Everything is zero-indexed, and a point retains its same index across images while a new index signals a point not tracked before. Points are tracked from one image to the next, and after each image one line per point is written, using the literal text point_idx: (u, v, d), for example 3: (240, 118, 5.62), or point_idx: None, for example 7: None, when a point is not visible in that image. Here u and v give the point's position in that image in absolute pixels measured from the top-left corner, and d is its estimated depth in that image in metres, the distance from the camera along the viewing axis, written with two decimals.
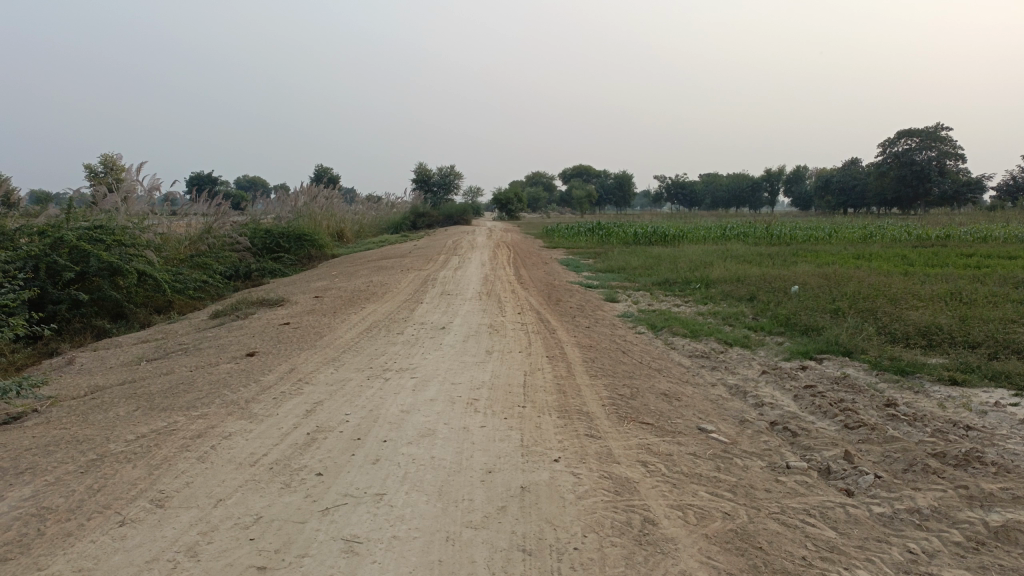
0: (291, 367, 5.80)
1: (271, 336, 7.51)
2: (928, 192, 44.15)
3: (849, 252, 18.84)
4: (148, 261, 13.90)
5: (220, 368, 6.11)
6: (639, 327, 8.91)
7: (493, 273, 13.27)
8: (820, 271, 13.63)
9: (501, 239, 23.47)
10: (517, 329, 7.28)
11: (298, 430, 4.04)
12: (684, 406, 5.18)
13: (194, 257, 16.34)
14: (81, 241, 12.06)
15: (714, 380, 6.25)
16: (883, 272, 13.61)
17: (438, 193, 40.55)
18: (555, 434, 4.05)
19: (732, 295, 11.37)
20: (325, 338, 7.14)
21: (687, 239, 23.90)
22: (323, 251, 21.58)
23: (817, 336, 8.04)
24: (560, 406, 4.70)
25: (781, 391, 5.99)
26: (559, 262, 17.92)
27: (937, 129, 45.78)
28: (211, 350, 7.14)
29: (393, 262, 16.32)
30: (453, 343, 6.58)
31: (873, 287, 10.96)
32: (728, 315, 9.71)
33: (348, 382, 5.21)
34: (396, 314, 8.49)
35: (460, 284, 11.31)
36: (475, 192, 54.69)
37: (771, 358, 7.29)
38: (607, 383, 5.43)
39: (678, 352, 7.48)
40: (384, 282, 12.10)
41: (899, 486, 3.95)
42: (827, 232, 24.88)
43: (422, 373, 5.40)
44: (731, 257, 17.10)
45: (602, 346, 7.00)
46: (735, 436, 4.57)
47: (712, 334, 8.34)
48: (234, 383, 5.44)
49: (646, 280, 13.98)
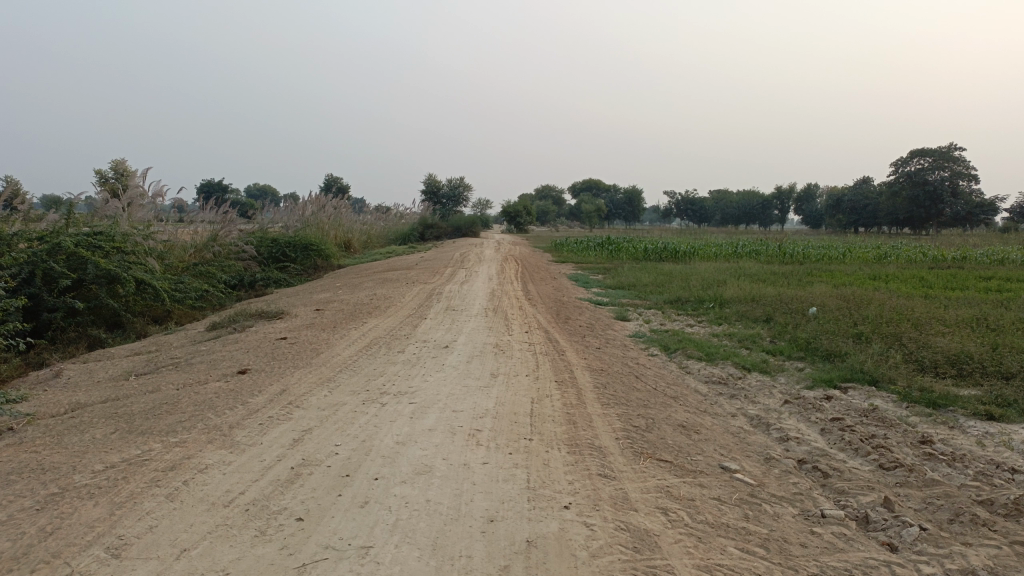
0: (282, 388, 5.43)
1: (266, 352, 7.14)
2: (941, 212, 43.66)
3: (865, 273, 18.40)
4: (149, 269, 13.60)
5: (208, 387, 5.75)
6: (651, 349, 8.53)
7: (501, 288, 12.91)
8: (838, 292, 13.23)
9: (509, 252, 23.12)
10: (524, 350, 6.90)
11: (281, 463, 3.67)
12: (704, 440, 4.78)
13: (196, 265, 16.03)
14: (79, 248, 11.77)
15: (734, 410, 5.85)
16: (903, 295, 13.18)
17: (447, 204, 40.38)
18: (565, 473, 3.66)
19: (748, 315, 10.98)
20: (322, 356, 6.77)
21: (698, 255, 23.51)
22: (328, 261, 21.28)
23: (840, 362, 7.64)
24: (569, 439, 4.31)
25: (807, 424, 5.59)
26: (567, 277, 17.58)
27: (951, 149, 45.34)
28: (202, 366, 6.78)
29: (399, 275, 15.98)
30: (457, 364, 6.21)
31: (895, 310, 10.55)
32: (744, 337, 9.31)
33: (342, 406, 4.84)
34: (397, 330, 8.13)
35: (466, 299, 10.95)
36: (484, 204, 54.46)
37: (792, 386, 6.89)
38: (620, 412, 5.03)
39: (694, 377, 7.10)
40: (389, 296, 11.75)
41: (948, 541, 3.53)
42: (840, 251, 24.43)
43: (422, 398, 5.02)
44: (745, 275, 16.71)
45: (614, 369, 6.62)
46: (761, 477, 4.17)
47: (729, 358, 7.94)
48: (220, 404, 5.08)
49: (657, 298, 13.58)
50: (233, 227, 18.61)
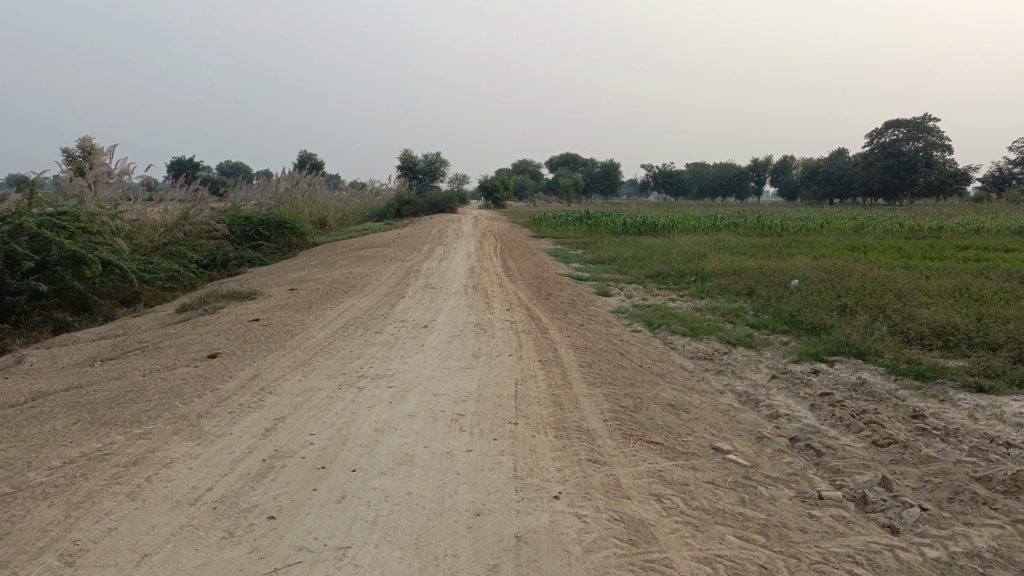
0: (254, 373, 5.19)
1: (238, 334, 6.88)
2: (915, 183, 43.94)
3: (844, 244, 18.38)
4: (116, 250, 13.19)
5: (177, 373, 5.49)
6: (634, 324, 8.37)
7: (480, 264, 12.69)
8: (819, 263, 13.17)
9: (486, 228, 22.84)
10: (506, 329, 6.70)
11: (252, 455, 3.46)
12: (694, 420, 4.63)
13: (166, 245, 15.60)
14: (42, 229, 11.36)
15: (722, 387, 5.71)
16: (883, 265, 13.15)
17: (424, 180, 39.90)
18: (553, 459, 3.48)
19: (730, 288, 10.87)
20: (296, 338, 6.53)
21: (677, 229, 23.40)
22: (303, 239, 20.88)
23: (826, 335, 7.53)
24: (556, 422, 4.13)
25: (796, 400, 5.47)
26: (547, 252, 17.40)
27: (925, 120, 45.56)
28: (171, 351, 6.51)
29: (376, 252, 15.69)
30: (436, 345, 6.00)
31: (877, 281, 10.48)
32: (728, 311, 9.19)
33: (317, 392, 4.62)
34: (375, 310, 7.89)
35: (445, 276, 10.72)
36: (462, 180, 54.02)
37: (779, 360, 6.77)
38: (607, 392, 4.86)
39: (679, 353, 6.95)
40: (365, 274, 11.48)
41: (950, 522, 3.41)
42: (818, 223, 24.44)
43: (401, 381, 4.81)
44: (725, 248, 16.61)
45: (598, 347, 6.45)
46: (755, 458, 4.03)
47: (713, 333, 7.81)
48: (189, 391, 4.84)
49: (638, 272, 13.43)
50: (204, 205, 18.15)
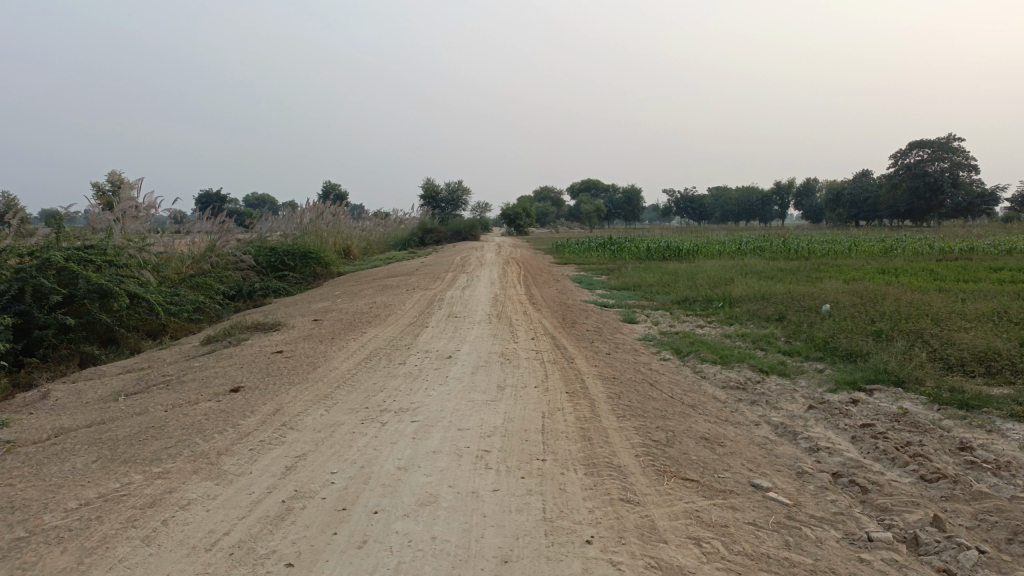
0: (276, 407, 5.10)
1: (260, 367, 6.80)
2: (942, 204, 43.35)
3: (873, 267, 18.06)
4: (143, 282, 13.28)
5: (198, 408, 5.41)
6: (663, 352, 8.19)
7: (504, 292, 12.59)
8: (849, 287, 12.90)
9: (510, 255, 22.78)
10: (532, 359, 6.56)
11: (271, 496, 3.34)
12: (729, 454, 4.44)
13: (192, 277, 15.71)
14: (70, 263, 11.46)
15: (757, 418, 5.51)
16: (916, 288, 12.85)
17: (447, 209, 40.09)
18: (584, 499, 3.32)
19: (759, 314, 10.66)
20: (319, 370, 6.43)
21: (701, 253, 23.19)
22: (328, 269, 20.95)
23: (862, 362, 7.30)
24: (586, 458, 3.97)
25: (836, 432, 5.27)
26: (571, 279, 17.27)
27: (951, 140, 45.06)
28: (193, 384, 6.45)
29: (400, 281, 15.68)
30: (461, 376, 5.87)
31: (911, 305, 10.21)
32: (758, 338, 8.98)
33: (339, 427, 4.50)
34: (398, 341, 7.79)
35: (469, 305, 10.62)
36: (484, 208, 54.19)
37: (815, 389, 6.56)
38: (638, 425, 4.69)
39: (710, 382, 6.76)
40: (389, 303, 11.42)
41: (1010, 565, 3.19)
42: (846, 245, 24.08)
43: (425, 415, 4.69)
44: (752, 272, 16.38)
45: (627, 377, 6.29)
46: (797, 496, 3.84)
47: (745, 360, 7.61)
48: (209, 427, 4.75)
49: (664, 298, 13.24)
50: (230, 236, 18.29)
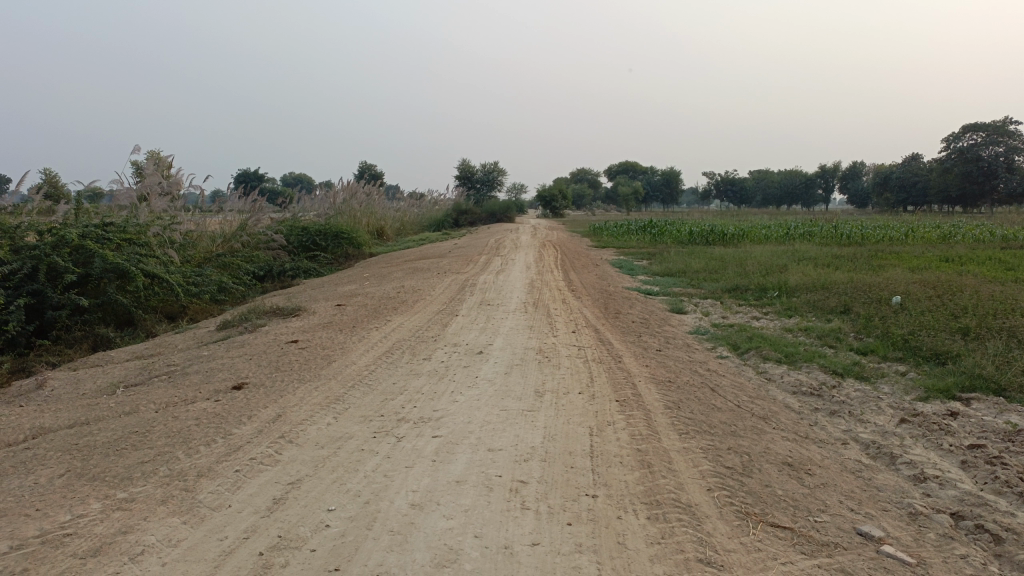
0: (277, 413, 4.37)
1: (270, 360, 6.09)
2: (995, 189, 41.36)
3: (935, 254, 16.82)
4: (165, 261, 12.75)
5: (191, 409, 4.71)
6: (718, 349, 7.33)
7: (541, 277, 11.80)
8: (917, 276, 11.84)
9: (546, 239, 21.90)
10: (574, 358, 5.75)
11: (246, 546, 2.60)
12: (822, 487, 3.60)
13: (219, 256, 15.17)
14: (88, 241, 10.95)
15: (844, 435, 4.66)
16: (992, 279, 11.74)
17: (482, 190, 39.30)
18: (651, 562, 2.53)
19: (821, 305, 9.72)
20: (334, 365, 5.70)
21: (746, 239, 22.09)
22: (361, 250, 20.33)
23: (953, 366, 6.38)
24: (648, 492, 3.17)
25: (940, 454, 4.41)
26: (611, 263, 16.45)
27: (1007, 122, 42.94)
28: (196, 378, 5.78)
29: (432, 263, 14.97)
30: (493, 377, 5.11)
31: (993, 298, 9.17)
32: (824, 333, 8.07)
33: (347, 441, 3.75)
34: (424, 331, 7.03)
35: (503, 291, 9.86)
36: (520, 189, 53.31)
37: (903, 398, 5.67)
38: (705, 446, 3.87)
39: (779, 386, 5.89)
40: (418, 288, 10.70)
41: None
42: (902, 231, 22.74)
43: (451, 427, 3.93)
44: (805, 258, 15.32)
45: (684, 380, 5.46)
46: (920, 554, 3.00)
47: (815, 360, 6.72)
48: (197, 437, 4.03)
49: (713, 286, 12.33)
50: (261, 215, 17.75)
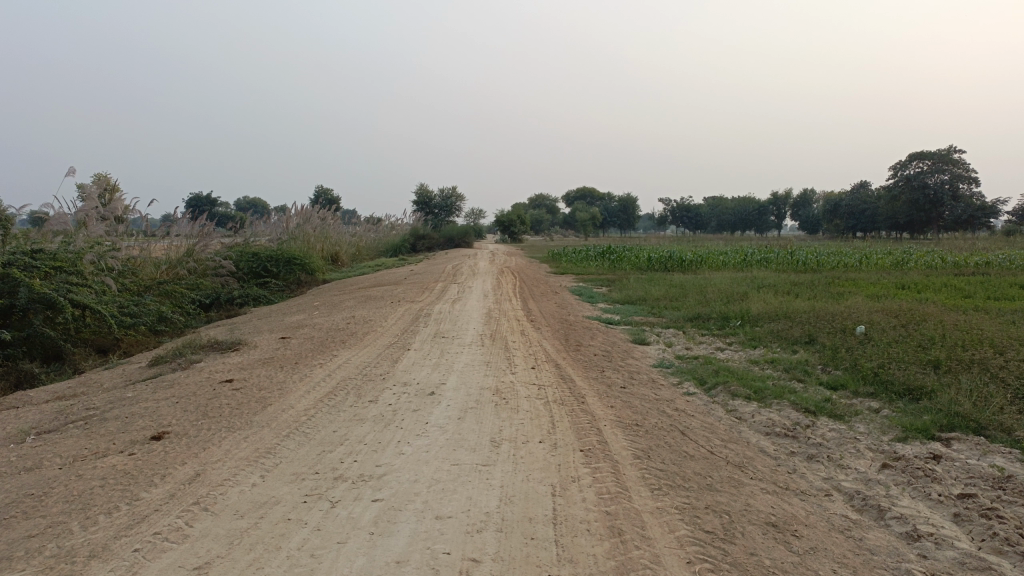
0: (195, 471, 3.82)
1: (199, 403, 5.51)
2: (941, 217, 42.30)
3: (892, 282, 16.83)
4: (100, 290, 11.99)
5: (99, 467, 4.13)
6: (684, 384, 6.97)
7: (499, 307, 11.39)
8: (878, 305, 11.70)
9: (504, 264, 21.49)
10: (533, 398, 5.31)
11: None
12: (812, 552, 3.20)
13: (161, 284, 14.41)
14: (12, 270, 10.19)
15: (827, 486, 4.29)
16: (953, 307, 11.63)
17: (440, 215, 38.86)
18: None
19: (785, 335, 9.47)
20: (269, 410, 5.16)
21: (705, 265, 22.00)
22: (314, 276, 19.68)
23: (928, 402, 6.10)
24: (620, 570, 2.74)
25: (930, 506, 4.07)
26: (570, 291, 16.13)
27: (950, 151, 44.07)
28: (113, 426, 5.18)
29: (386, 291, 14.43)
30: (445, 423, 4.64)
31: (957, 328, 9.00)
32: (792, 366, 7.79)
33: (271, 508, 3.23)
34: (372, 368, 6.53)
35: (458, 322, 9.39)
36: (478, 215, 52.95)
37: (880, 439, 5.35)
38: (680, 506, 3.45)
39: (751, 426, 5.54)
40: (369, 318, 10.17)
41: None
42: (856, 258, 22.89)
43: (395, 488, 3.45)
44: (765, 286, 15.17)
45: (653, 422, 5.06)
46: None
47: (785, 397, 6.37)
48: (98, 504, 3.47)
49: (674, 315, 12.04)
50: (209, 240, 17.02)
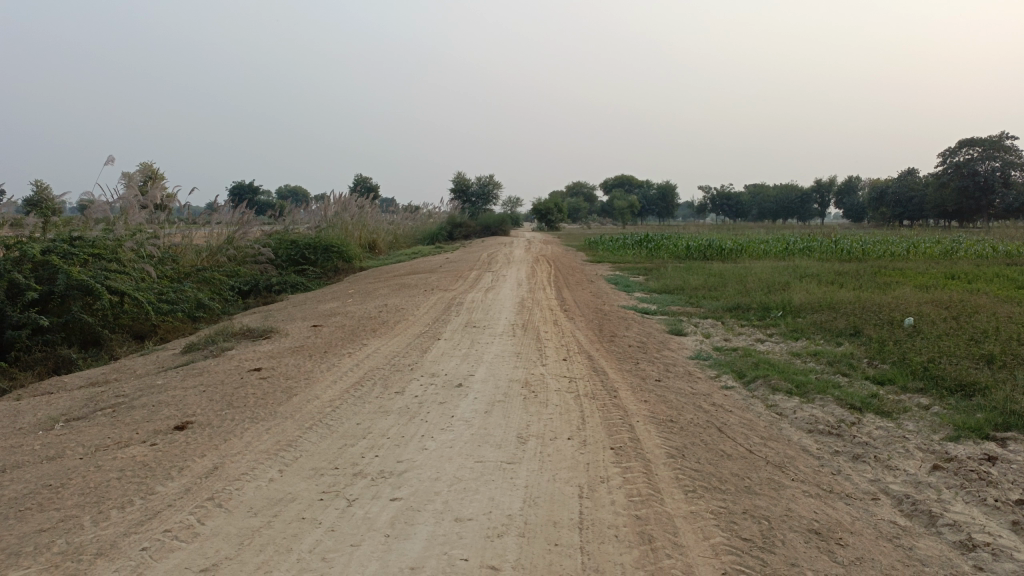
0: (213, 465, 3.73)
1: (226, 393, 5.45)
2: (992, 204, 40.91)
3: (941, 272, 16.24)
4: (139, 276, 12.09)
5: (119, 458, 4.06)
6: (723, 377, 6.73)
7: (533, 295, 11.21)
8: (926, 295, 11.25)
9: (539, 253, 21.27)
10: (563, 392, 5.13)
11: None
12: (858, 564, 2.97)
13: (200, 270, 14.52)
14: (52, 257, 10.31)
15: (873, 489, 4.03)
16: (1006, 298, 11.12)
17: (477, 203, 38.77)
18: None
19: (829, 327, 9.14)
20: (294, 400, 5.06)
21: (745, 253, 21.54)
22: (351, 264, 19.71)
23: (982, 399, 5.77)
24: None
25: (987, 511, 3.78)
26: (606, 279, 15.91)
27: (1002, 137, 42.53)
28: (139, 415, 5.13)
29: (421, 279, 14.35)
30: (472, 417, 4.49)
31: (1011, 320, 8.57)
32: (836, 360, 7.48)
33: (286, 506, 3.11)
34: (401, 358, 6.41)
35: (491, 311, 9.25)
36: (516, 202, 52.76)
37: (930, 438, 5.06)
38: (715, 511, 3.24)
39: (792, 423, 5.29)
40: (402, 307, 10.08)
41: None
42: (902, 246, 22.17)
43: (415, 486, 3.31)
44: (808, 275, 14.74)
45: (689, 418, 4.85)
46: None
47: (829, 392, 6.09)
48: (113, 498, 3.39)
49: (713, 304, 11.74)
50: (248, 228, 17.11)
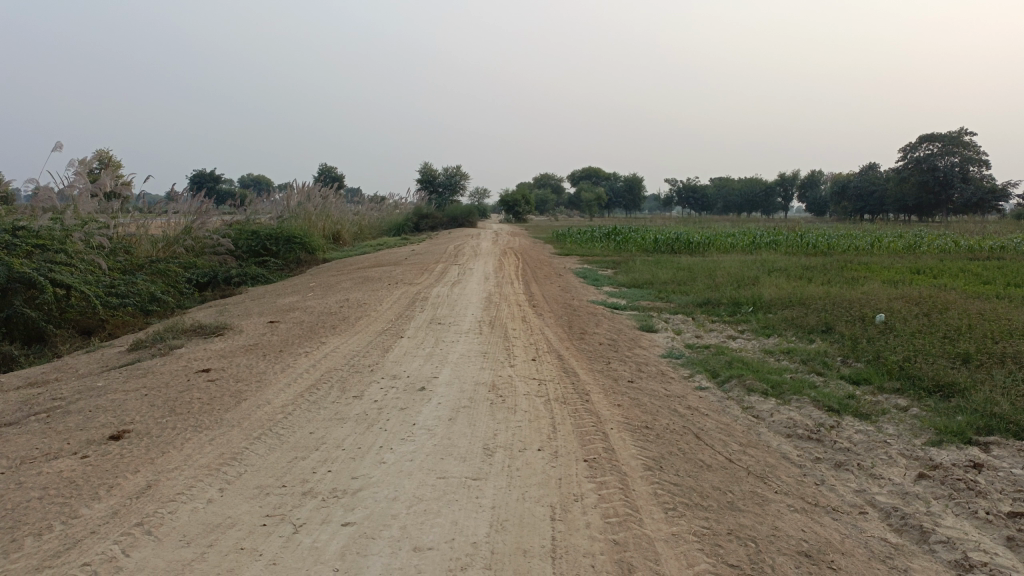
0: (146, 483, 3.36)
1: (169, 397, 5.06)
2: (951, 199, 41.55)
3: (905, 267, 16.29)
4: (88, 268, 11.51)
5: (44, 474, 3.67)
6: (696, 377, 6.50)
7: (500, 290, 10.92)
8: (895, 291, 11.18)
9: (506, 245, 20.95)
10: (532, 397, 4.84)
11: None
12: None
13: (154, 261, 13.95)
14: None
15: (860, 501, 3.81)
16: (973, 295, 11.10)
17: (444, 194, 38.30)
18: None
19: (800, 323, 8.99)
20: (242, 406, 4.69)
21: (712, 247, 21.47)
22: (314, 256, 19.20)
23: (961, 401, 5.61)
24: None
25: (979, 525, 3.59)
26: (575, 273, 15.68)
27: (961, 133, 43.25)
28: (72, 423, 4.72)
29: (385, 272, 13.94)
30: (434, 425, 4.18)
31: (982, 317, 8.49)
32: (810, 358, 7.31)
33: (225, 533, 2.78)
34: (361, 358, 6.07)
35: (456, 307, 8.93)
36: (483, 194, 52.38)
37: (912, 443, 4.87)
38: (698, 533, 2.98)
39: (770, 427, 5.07)
40: (364, 302, 9.70)
41: None
42: (867, 241, 22.29)
43: (370, 508, 3.00)
44: (776, 270, 14.67)
45: (664, 425, 4.60)
46: None
47: (805, 393, 5.89)
48: (29, 523, 3.01)
49: (683, 299, 11.56)
50: (207, 217, 16.52)
